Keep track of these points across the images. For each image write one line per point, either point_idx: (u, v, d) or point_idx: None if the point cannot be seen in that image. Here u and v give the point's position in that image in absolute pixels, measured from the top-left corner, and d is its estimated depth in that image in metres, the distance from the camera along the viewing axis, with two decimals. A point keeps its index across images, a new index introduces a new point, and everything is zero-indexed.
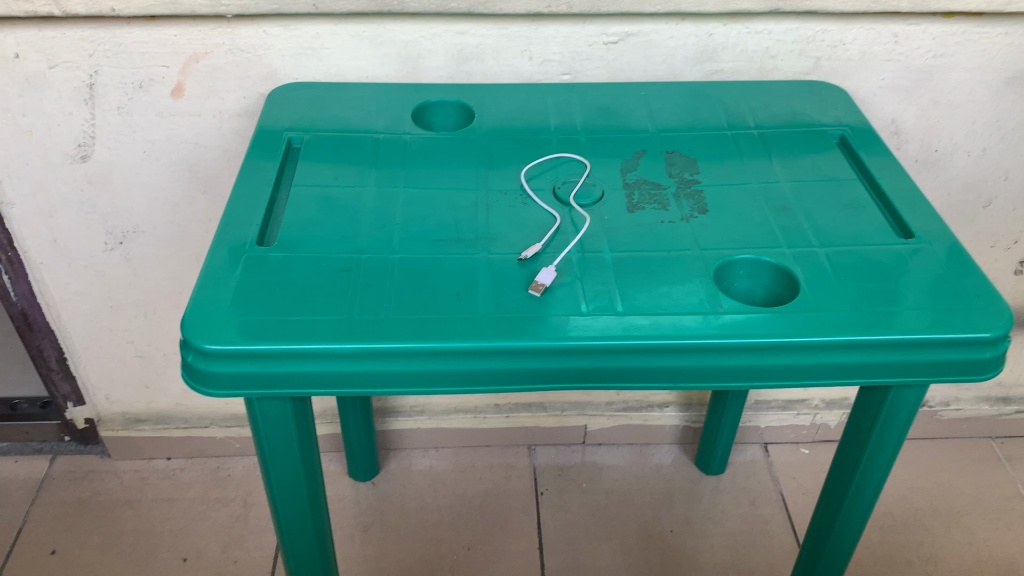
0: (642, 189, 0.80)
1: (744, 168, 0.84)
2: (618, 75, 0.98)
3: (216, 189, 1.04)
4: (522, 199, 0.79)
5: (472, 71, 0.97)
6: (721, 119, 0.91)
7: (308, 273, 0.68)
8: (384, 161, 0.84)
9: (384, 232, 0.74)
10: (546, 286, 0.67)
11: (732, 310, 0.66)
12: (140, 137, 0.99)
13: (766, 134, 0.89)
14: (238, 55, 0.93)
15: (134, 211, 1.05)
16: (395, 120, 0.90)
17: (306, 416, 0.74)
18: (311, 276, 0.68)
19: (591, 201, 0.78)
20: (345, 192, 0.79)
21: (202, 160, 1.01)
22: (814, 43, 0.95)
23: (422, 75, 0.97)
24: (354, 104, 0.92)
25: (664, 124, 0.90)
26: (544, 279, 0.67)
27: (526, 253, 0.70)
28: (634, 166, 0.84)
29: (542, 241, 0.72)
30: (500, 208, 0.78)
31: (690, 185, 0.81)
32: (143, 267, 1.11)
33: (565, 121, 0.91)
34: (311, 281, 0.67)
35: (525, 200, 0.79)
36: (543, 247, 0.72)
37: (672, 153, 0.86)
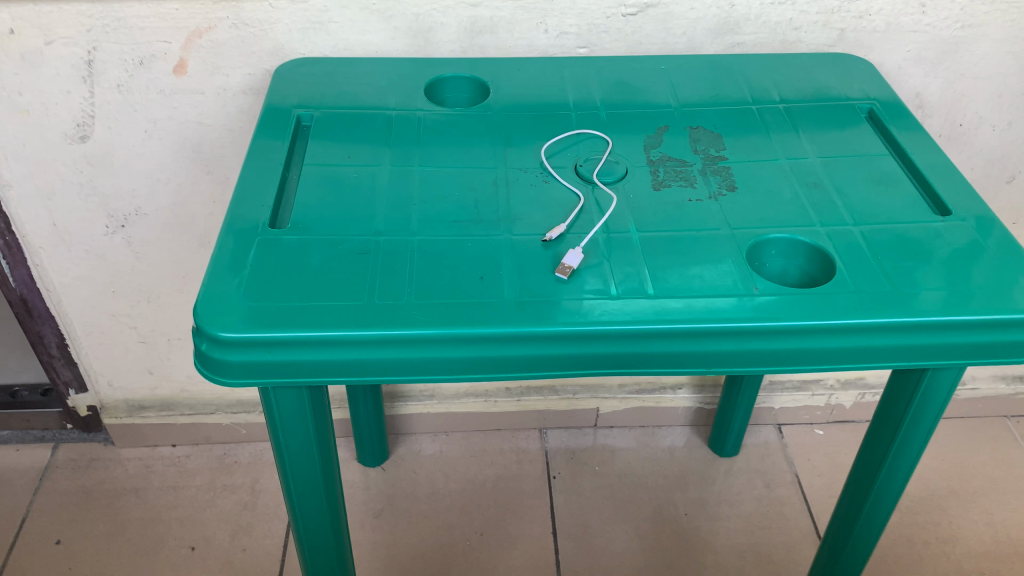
0: (667, 166, 0.77)
1: (771, 144, 0.81)
2: (636, 48, 0.95)
3: (221, 170, 1.01)
4: (543, 178, 0.76)
5: (485, 45, 0.93)
6: (744, 93, 0.89)
7: (324, 256, 0.66)
8: (398, 139, 0.81)
9: (401, 213, 0.71)
10: (573, 269, 0.64)
11: (766, 292, 0.63)
12: (141, 116, 0.95)
13: (793, 109, 0.86)
14: (243, 30, 0.90)
15: (135, 192, 1.02)
16: (407, 96, 0.87)
17: (322, 404, 0.72)
18: (328, 260, 0.65)
19: (615, 178, 0.75)
20: (359, 172, 0.76)
21: (206, 140, 0.98)
22: (839, 14, 0.92)
23: (434, 50, 0.94)
24: (365, 81, 0.89)
25: (686, 100, 0.88)
26: (571, 261, 0.64)
27: (551, 234, 0.67)
28: (658, 143, 0.81)
29: (567, 221, 0.69)
30: (520, 187, 0.75)
31: (716, 162, 0.78)
32: (146, 251, 1.08)
33: (584, 97, 0.88)
34: (328, 265, 0.65)
35: (547, 179, 0.76)
36: (568, 227, 0.69)
37: (697, 129, 0.83)
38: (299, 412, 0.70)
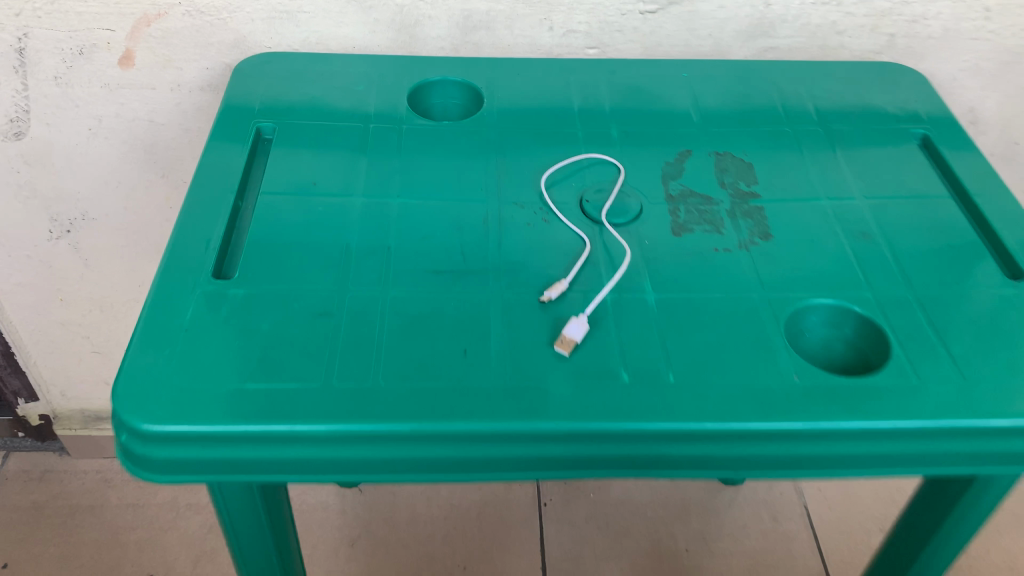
0: (689, 203, 0.66)
1: (806, 167, 0.70)
2: (654, 50, 0.83)
3: (178, 173, 0.89)
4: (544, 216, 0.64)
5: (480, 42, 0.81)
6: (774, 100, 0.78)
7: (277, 319, 0.54)
8: (375, 151, 0.70)
9: (373, 258, 0.60)
10: (576, 343, 0.53)
11: (810, 380, 0.52)
12: (84, 112, 0.83)
13: (831, 123, 0.75)
14: (199, 19, 0.77)
15: (81, 195, 0.90)
16: (389, 94, 0.76)
17: (278, 503, 0.61)
18: (282, 322, 0.54)
19: (628, 218, 0.64)
20: (326, 202, 0.64)
21: (160, 140, 0.86)
22: (890, 17, 0.80)
23: (420, 46, 0.81)
24: (340, 83, 0.77)
25: (711, 117, 0.75)
26: (574, 333, 0.53)
27: (551, 293, 0.56)
28: (678, 172, 0.69)
29: (570, 276, 0.58)
30: (517, 228, 0.63)
31: (747, 199, 0.66)
32: (96, 257, 0.97)
33: (591, 102, 0.77)
34: (282, 329, 0.54)
35: (548, 218, 0.64)
36: (571, 284, 0.58)
37: (725, 154, 0.71)
38: (251, 506, 0.57)
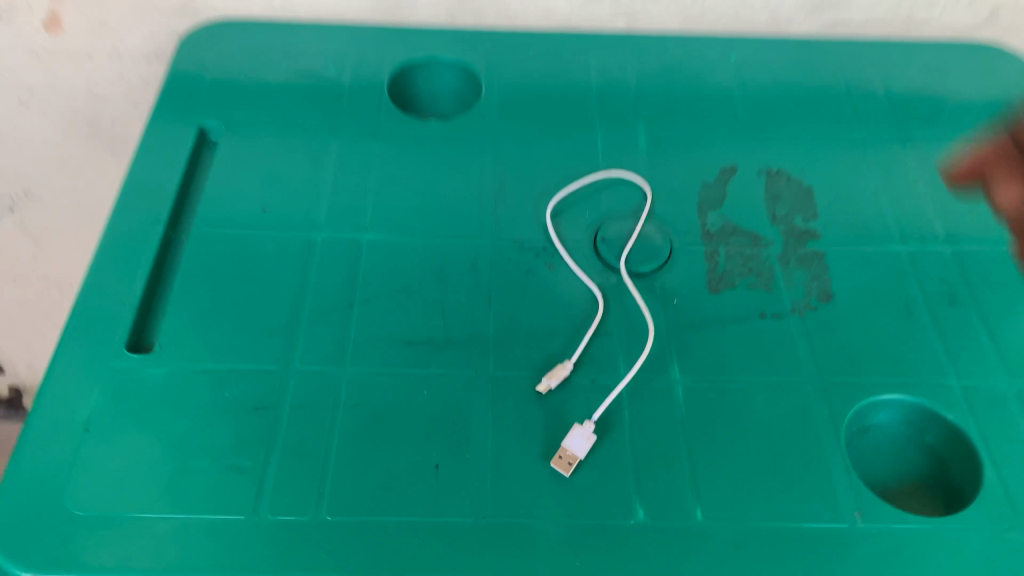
0: (731, 244, 0.52)
1: (873, 177, 0.57)
2: (695, 20, 0.67)
3: (129, 149, 0.76)
4: (548, 262, 0.51)
5: (482, 8, 0.66)
6: (837, 81, 0.63)
7: (201, 418, 0.43)
8: (345, 148, 0.57)
9: (331, 326, 0.47)
10: (579, 460, 0.42)
11: (876, 525, 0.41)
12: (11, 81, 0.69)
13: (906, 111, 0.62)
14: None
15: (20, 171, 0.78)
16: (368, 66, 0.62)
17: None
18: (209, 419, 0.43)
19: (651, 267, 0.51)
20: (275, 239, 0.51)
21: (104, 113, 0.73)
22: None
23: (409, 12, 0.66)
24: (306, 63, 0.62)
25: (763, 116, 0.61)
26: (578, 448, 0.42)
27: (551, 382, 0.44)
28: (720, 199, 0.55)
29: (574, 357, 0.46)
30: (514, 279, 0.50)
31: (804, 240, 0.53)
32: (46, 236, 0.85)
33: (613, 81, 0.63)
34: (208, 431, 0.42)
35: (554, 265, 0.51)
36: (574, 368, 0.46)
37: (778, 173, 0.57)
38: None
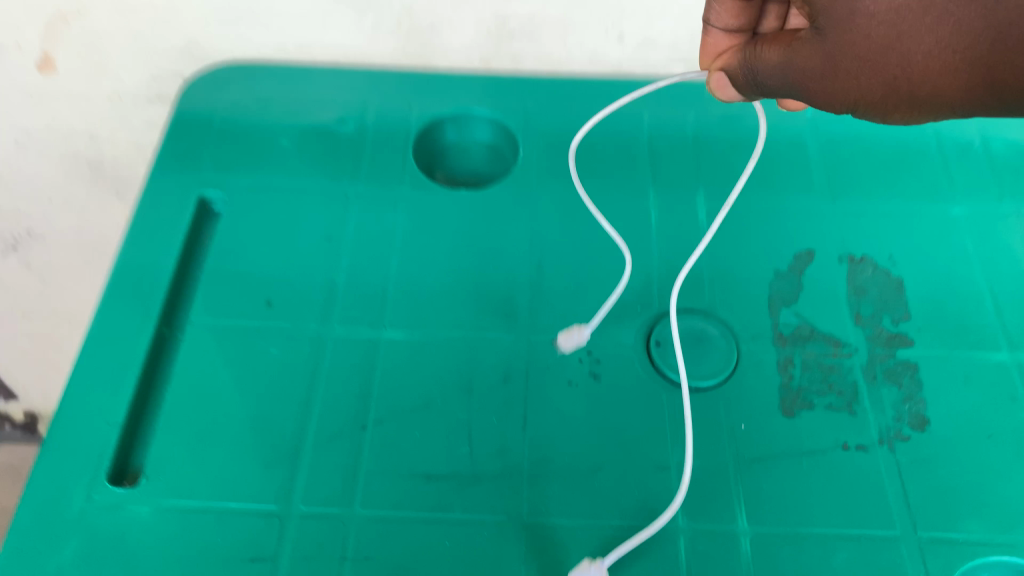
0: (809, 352, 0.45)
1: (971, 262, 0.49)
2: None
3: (134, 191, 0.70)
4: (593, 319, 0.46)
5: (520, 53, 0.57)
6: (930, 135, 0.56)
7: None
8: (362, 223, 0.49)
9: (340, 455, 0.41)
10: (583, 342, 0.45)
11: None
12: (5, 122, 0.64)
13: (1003, 178, 0.54)
14: (129, 17, 0.55)
15: (21, 213, 0.72)
16: (392, 117, 0.55)
17: None
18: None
19: (715, 383, 0.44)
20: (282, 340, 0.44)
21: (106, 156, 0.67)
22: None
23: (435, 58, 0.57)
24: (320, 116, 0.55)
25: (843, 184, 0.53)
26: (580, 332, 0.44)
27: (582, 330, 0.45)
28: (793, 293, 0.47)
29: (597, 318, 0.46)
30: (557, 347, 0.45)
31: (894, 347, 0.45)
32: (54, 276, 0.80)
33: (669, 139, 0.55)
34: None
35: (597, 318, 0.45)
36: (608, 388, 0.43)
37: (861, 262, 0.49)
38: None
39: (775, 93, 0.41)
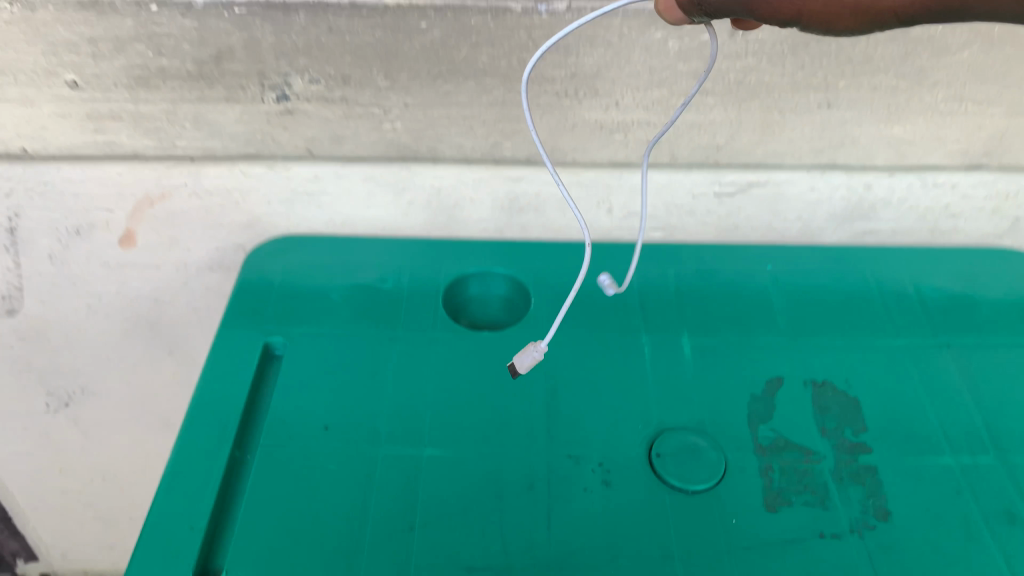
0: (785, 459, 0.53)
1: (915, 382, 0.59)
2: (731, 231, 0.71)
3: (184, 349, 0.80)
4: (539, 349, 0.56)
5: (528, 224, 0.69)
6: (870, 282, 0.67)
7: None
8: (402, 362, 0.59)
9: (393, 552, 0.48)
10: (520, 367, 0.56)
11: None
12: (82, 289, 0.74)
13: (935, 314, 0.65)
14: (207, 199, 0.66)
15: (80, 370, 0.81)
16: (423, 276, 0.66)
17: None
18: None
19: (707, 485, 0.52)
20: (339, 458, 0.52)
21: (165, 317, 0.77)
22: (1015, 200, 0.68)
23: (458, 228, 0.69)
24: (363, 276, 0.65)
25: (803, 325, 0.63)
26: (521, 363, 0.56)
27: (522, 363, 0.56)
28: (768, 412, 0.56)
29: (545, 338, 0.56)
30: (516, 372, 0.56)
31: (856, 453, 0.54)
32: (99, 431, 0.87)
33: (655, 290, 0.66)
34: None
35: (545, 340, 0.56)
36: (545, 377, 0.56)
37: (822, 386, 0.58)
38: None
39: (718, 12, 0.38)
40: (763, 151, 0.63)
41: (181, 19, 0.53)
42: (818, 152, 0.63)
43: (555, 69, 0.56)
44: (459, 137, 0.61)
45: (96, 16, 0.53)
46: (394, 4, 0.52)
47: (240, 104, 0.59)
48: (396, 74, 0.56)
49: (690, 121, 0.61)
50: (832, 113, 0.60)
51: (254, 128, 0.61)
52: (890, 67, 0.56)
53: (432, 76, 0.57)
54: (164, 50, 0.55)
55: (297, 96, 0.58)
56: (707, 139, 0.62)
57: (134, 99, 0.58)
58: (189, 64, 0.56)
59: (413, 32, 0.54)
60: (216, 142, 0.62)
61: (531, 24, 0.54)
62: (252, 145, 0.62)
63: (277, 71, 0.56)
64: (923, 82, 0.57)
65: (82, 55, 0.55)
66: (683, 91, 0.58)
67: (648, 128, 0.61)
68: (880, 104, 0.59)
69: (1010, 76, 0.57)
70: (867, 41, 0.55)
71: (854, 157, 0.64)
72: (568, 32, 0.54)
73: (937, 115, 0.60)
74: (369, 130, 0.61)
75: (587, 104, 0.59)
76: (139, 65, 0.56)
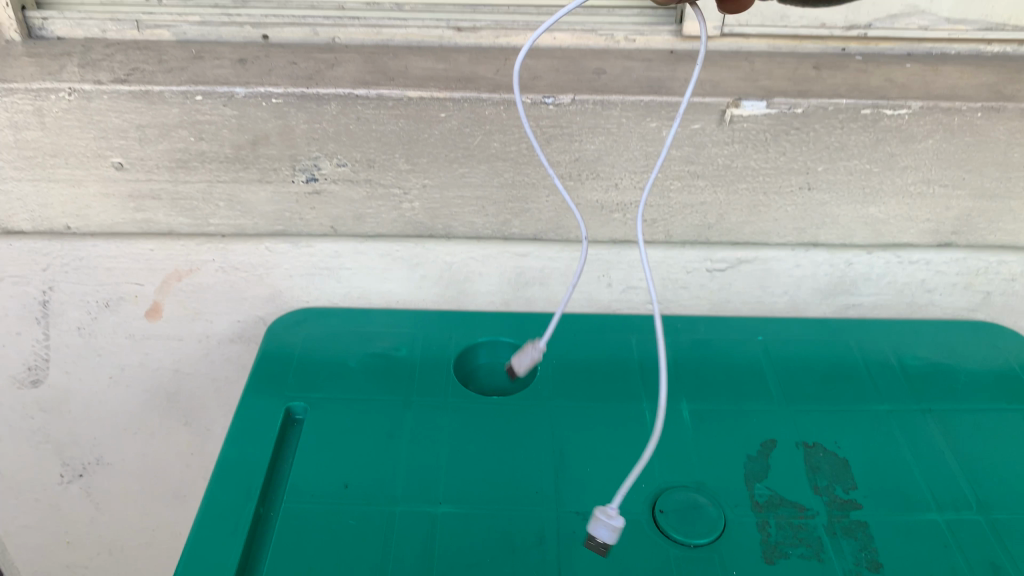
0: (780, 514, 0.56)
1: (900, 443, 0.62)
2: (723, 304, 0.75)
3: (200, 421, 0.82)
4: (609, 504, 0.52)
5: (533, 297, 0.73)
6: (854, 351, 0.71)
7: None
8: (417, 424, 0.62)
9: None
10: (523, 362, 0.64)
11: None
12: (106, 361, 0.77)
13: (916, 380, 0.69)
14: (233, 274, 0.71)
15: (97, 441, 0.83)
16: (435, 345, 0.69)
17: None
18: None
19: (708, 538, 0.54)
20: (359, 515, 0.55)
21: (183, 388, 0.80)
22: (985, 276, 0.73)
23: (468, 301, 0.74)
24: (378, 345, 0.69)
25: (793, 391, 0.67)
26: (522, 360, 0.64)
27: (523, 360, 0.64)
28: (763, 470, 0.60)
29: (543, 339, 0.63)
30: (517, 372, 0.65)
31: (847, 508, 0.57)
32: (109, 503, 0.89)
33: (653, 358, 0.70)
34: None
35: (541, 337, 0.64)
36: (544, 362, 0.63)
37: (813, 447, 0.62)
38: None
39: None
40: (750, 230, 0.69)
41: (223, 108, 0.59)
42: (801, 230, 0.69)
43: (560, 154, 0.62)
44: (472, 215, 0.67)
45: (146, 105, 0.58)
46: (417, 97, 0.58)
47: (271, 185, 0.64)
48: (416, 158, 0.62)
49: (684, 202, 0.66)
50: (812, 195, 0.66)
51: (282, 207, 0.66)
52: (863, 153, 0.62)
53: (448, 160, 0.62)
54: (205, 135, 0.60)
55: (325, 177, 0.63)
56: (699, 219, 0.67)
57: (173, 180, 0.63)
58: (227, 149, 0.61)
59: (433, 120, 0.59)
60: (247, 220, 0.67)
61: (539, 114, 0.59)
62: (280, 222, 0.67)
63: (308, 155, 0.62)
64: (893, 167, 0.63)
65: (129, 140, 0.61)
66: (677, 175, 0.64)
67: (645, 208, 0.66)
68: (855, 186, 0.65)
69: (971, 162, 0.63)
70: (841, 130, 0.61)
71: (835, 235, 0.69)
72: (572, 121, 0.60)
73: (908, 197, 0.66)
74: (389, 209, 0.66)
75: (589, 186, 0.64)
76: (181, 148, 0.61)
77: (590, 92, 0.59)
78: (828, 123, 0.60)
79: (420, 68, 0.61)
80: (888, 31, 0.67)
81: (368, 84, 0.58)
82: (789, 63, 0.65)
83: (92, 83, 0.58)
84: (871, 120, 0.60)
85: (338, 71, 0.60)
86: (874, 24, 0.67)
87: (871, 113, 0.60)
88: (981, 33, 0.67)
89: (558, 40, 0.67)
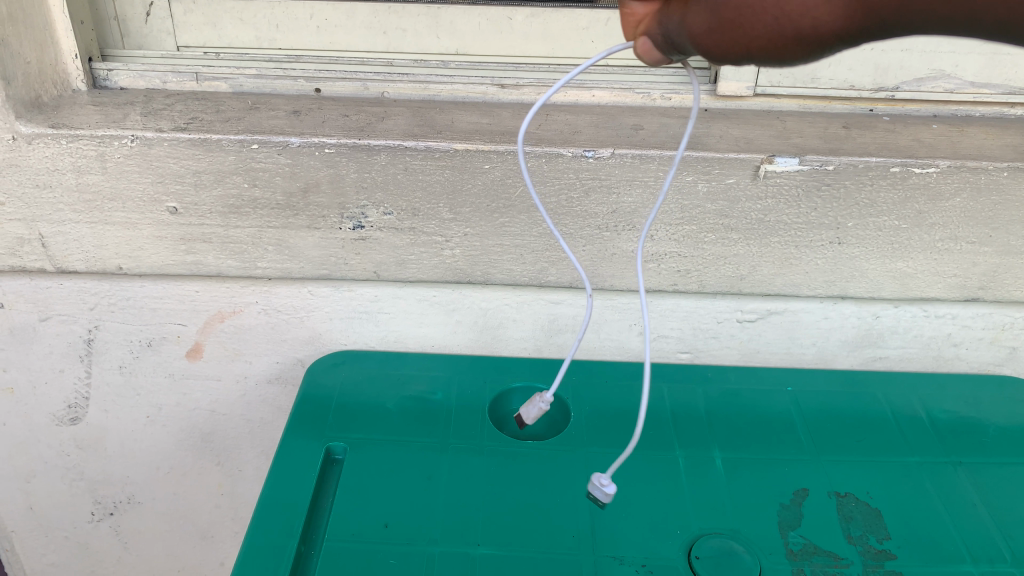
0: (815, 562, 0.57)
1: (931, 495, 0.63)
2: (752, 354, 0.77)
3: (233, 461, 0.83)
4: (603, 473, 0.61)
5: (566, 343, 0.75)
6: (882, 403, 0.72)
7: None
8: (455, 467, 0.63)
9: None
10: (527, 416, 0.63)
11: None
12: (144, 400, 0.79)
13: (945, 433, 0.69)
14: (274, 316, 0.73)
15: (129, 479, 0.84)
16: (471, 389, 0.71)
17: None
18: None
19: None
20: (399, 554, 0.56)
21: (218, 427, 0.81)
22: (1011, 331, 0.74)
23: (502, 345, 0.76)
24: (415, 389, 0.71)
25: (824, 442, 0.68)
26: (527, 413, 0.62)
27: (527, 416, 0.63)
28: (797, 519, 0.60)
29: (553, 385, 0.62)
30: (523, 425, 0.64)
31: (881, 559, 0.57)
32: (137, 543, 0.89)
33: (685, 405, 0.71)
34: None
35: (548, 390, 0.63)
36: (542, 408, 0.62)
37: (845, 498, 0.62)
38: None
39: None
40: (781, 283, 0.70)
41: (277, 156, 0.61)
42: (831, 283, 0.70)
43: (597, 205, 0.64)
44: (510, 263, 0.69)
45: (204, 152, 0.61)
46: (463, 149, 0.61)
47: (319, 231, 0.66)
48: (459, 208, 0.64)
49: (716, 254, 0.68)
50: (842, 249, 0.67)
51: (328, 252, 0.68)
52: (892, 210, 0.64)
53: (490, 210, 0.65)
54: (259, 182, 0.63)
55: (371, 224, 0.66)
56: (731, 270, 0.69)
57: (224, 225, 0.66)
58: (279, 195, 0.64)
59: (477, 171, 0.62)
60: (294, 263, 0.69)
61: (579, 166, 0.62)
62: (325, 266, 0.69)
63: (356, 203, 0.64)
64: (921, 223, 0.65)
65: (185, 185, 0.63)
66: (711, 227, 0.66)
67: (678, 258, 0.68)
68: (885, 242, 0.67)
69: (998, 220, 0.65)
70: (870, 187, 0.63)
71: (863, 288, 0.71)
72: (611, 174, 0.62)
73: (935, 253, 0.68)
74: (430, 255, 0.68)
75: (625, 236, 0.66)
76: (235, 195, 0.64)
77: (629, 147, 0.61)
78: (858, 180, 0.62)
79: (466, 122, 0.64)
80: (914, 94, 0.69)
81: (418, 136, 0.61)
82: (819, 122, 0.68)
83: (154, 131, 0.60)
84: (900, 178, 0.62)
85: (388, 123, 0.63)
86: (901, 86, 0.69)
87: (900, 171, 0.62)
88: (1004, 97, 0.70)
89: (596, 97, 0.70)
